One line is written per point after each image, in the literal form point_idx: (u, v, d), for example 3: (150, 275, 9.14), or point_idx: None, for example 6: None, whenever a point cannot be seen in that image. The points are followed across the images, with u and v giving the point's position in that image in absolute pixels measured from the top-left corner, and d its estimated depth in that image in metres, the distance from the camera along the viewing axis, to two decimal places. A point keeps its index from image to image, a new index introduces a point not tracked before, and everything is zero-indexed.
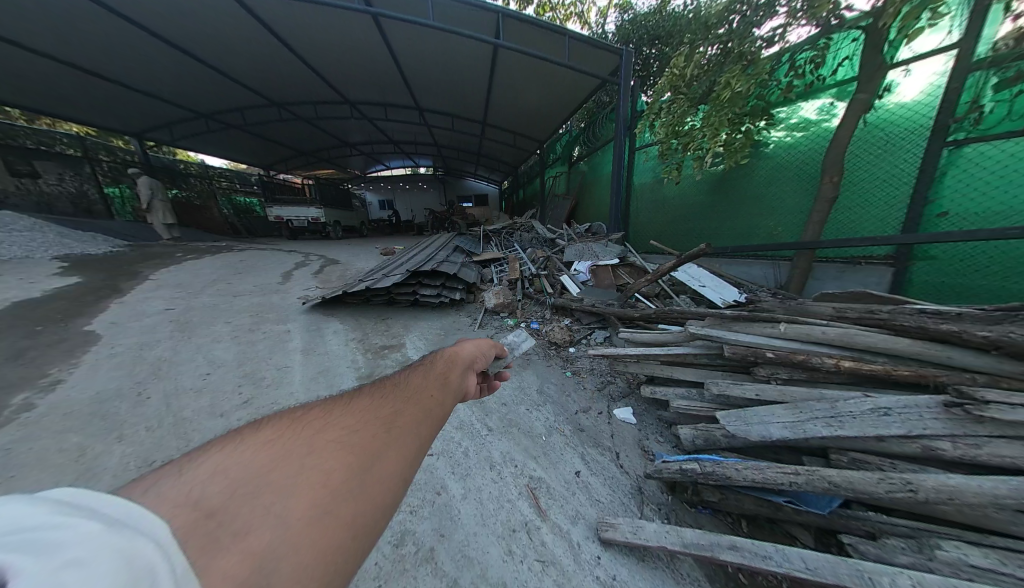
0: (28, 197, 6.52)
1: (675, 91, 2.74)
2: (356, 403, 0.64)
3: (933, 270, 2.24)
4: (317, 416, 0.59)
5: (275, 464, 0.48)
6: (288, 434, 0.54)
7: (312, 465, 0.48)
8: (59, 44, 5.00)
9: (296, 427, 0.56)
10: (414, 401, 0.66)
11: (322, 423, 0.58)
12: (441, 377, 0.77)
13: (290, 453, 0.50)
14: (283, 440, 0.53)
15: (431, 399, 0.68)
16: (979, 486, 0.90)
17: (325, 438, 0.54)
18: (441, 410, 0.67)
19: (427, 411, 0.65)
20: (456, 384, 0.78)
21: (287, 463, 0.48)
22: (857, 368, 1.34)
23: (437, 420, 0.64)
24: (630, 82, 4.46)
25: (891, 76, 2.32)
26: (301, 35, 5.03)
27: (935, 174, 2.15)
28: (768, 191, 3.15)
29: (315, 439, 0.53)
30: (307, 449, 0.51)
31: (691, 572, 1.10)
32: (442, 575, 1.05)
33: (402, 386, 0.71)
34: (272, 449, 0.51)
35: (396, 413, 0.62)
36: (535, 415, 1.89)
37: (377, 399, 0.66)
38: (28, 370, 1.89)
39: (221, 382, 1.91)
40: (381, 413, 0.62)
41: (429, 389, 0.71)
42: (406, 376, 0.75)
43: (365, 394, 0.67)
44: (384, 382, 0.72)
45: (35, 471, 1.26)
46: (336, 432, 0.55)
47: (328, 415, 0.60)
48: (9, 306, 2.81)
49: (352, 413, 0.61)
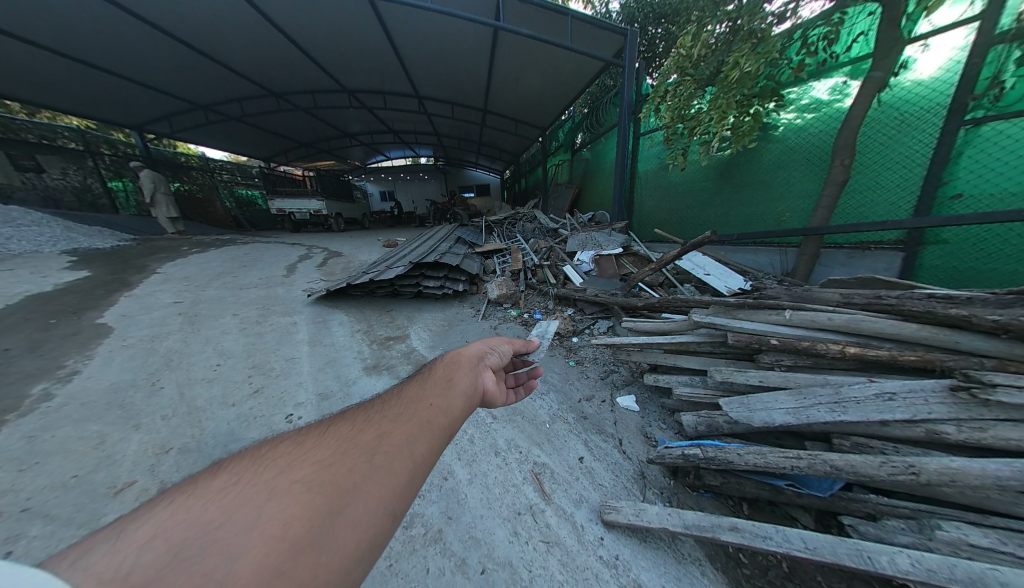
0: (34, 192, 6.59)
1: (682, 72, 2.65)
2: (335, 434, 0.61)
3: (944, 255, 2.20)
4: (288, 453, 0.56)
5: (234, 510, 0.43)
6: (252, 477, 0.51)
7: (278, 507, 0.43)
8: (53, 35, 4.92)
9: (265, 469, 0.52)
10: (402, 420, 0.64)
11: (294, 460, 0.54)
12: (432, 388, 0.75)
13: (254, 497, 0.45)
14: (247, 484, 0.48)
15: (421, 415, 0.66)
16: (982, 468, 0.90)
17: (295, 476, 0.50)
18: (433, 425, 0.65)
19: (417, 427, 0.62)
20: (456, 390, 0.76)
21: (249, 507, 0.43)
22: (862, 353, 1.33)
23: (431, 435, 0.62)
24: (636, 64, 4.33)
25: (909, 52, 2.23)
26: (298, 21, 4.91)
27: (950, 155, 2.08)
28: (775, 176, 3.08)
29: (282, 479, 0.49)
30: (273, 491, 0.46)
31: (691, 552, 1.12)
32: (450, 555, 1.09)
33: (387, 408, 0.69)
34: (231, 495, 0.46)
35: (383, 438, 0.59)
36: (539, 403, 1.92)
37: (361, 427, 0.63)
38: (46, 361, 1.95)
39: (232, 372, 1.96)
40: (362, 440, 0.59)
41: (419, 404, 0.69)
42: (391, 397, 0.73)
43: (345, 424, 0.65)
44: (368, 406, 0.70)
45: (57, 456, 1.31)
46: (311, 467, 0.52)
47: (301, 450, 0.57)
48: (22, 299, 2.87)
49: (331, 445, 0.58)
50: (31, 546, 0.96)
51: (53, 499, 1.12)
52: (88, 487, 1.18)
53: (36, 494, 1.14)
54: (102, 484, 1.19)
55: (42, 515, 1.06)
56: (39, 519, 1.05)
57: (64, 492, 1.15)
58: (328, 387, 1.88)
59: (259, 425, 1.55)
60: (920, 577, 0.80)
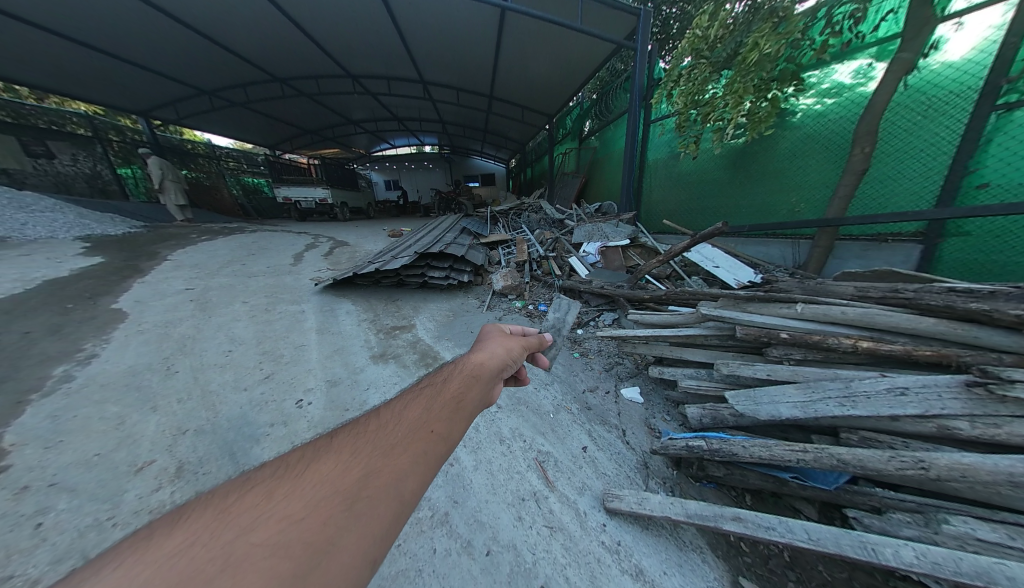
0: (46, 177, 6.68)
1: (697, 55, 2.54)
2: (316, 470, 0.51)
3: (964, 247, 2.13)
4: (257, 506, 0.45)
5: (182, 579, 0.32)
6: (208, 537, 0.39)
7: (236, 575, 0.33)
8: (56, 17, 4.87)
9: (228, 524, 0.42)
10: (396, 452, 0.55)
11: (264, 512, 0.44)
12: (434, 411, 0.66)
13: (206, 565, 0.34)
14: (202, 548, 0.37)
15: (418, 445, 0.57)
16: (995, 465, 0.88)
17: (261, 537, 0.39)
18: (430, 458, 0.56)
19: (411, 462, 0.54)
20: (461, 413, 0.67)
21: (199, 577, 0.32)
22: (874, 348, 1.30)
23: (425, 468, 0.54)
24: (648, 46, 4.17)
25: (940, 31, 2.11)
26: (302, 4, 4.82)
27: (978, 142, 2.00)
28: (791, 166, 2.99)
29: (243, 539, 0.39)
30: (230, 558, 0.36)
31: (693, 540, 1.14)
32: (455, 536, 1.11)
33: (379, 436, 0.60)
34: (182, 560, 0.35)
35: (373, 472, 0.51)
36: (543, 393, 1.93)
37: (349, 455, 0.55)
38: (66, 344, 2.01)
39: (244, 358, 2.01)
40: (346, 481, 0.49)
41: (415, 433, 0.60)
42: (386, 422, 0.64)
43: (328, 458, 0.55)
44: (356, 435, 0.60)
45: (81, 434, 1.36)
46: (281, 522, 0.41)
47: (273, 501, 0.46)
48: (41, 283, 2.95)
49: (307, 488, 0.48)
50: (59, 518, 1.01)
51: (78, 476, 1.17)
52: (110, 465, 1.22)
53: (62, 471, 1.18)
54: (123, 463, 1.24)
55: (69, 489, 1.11)
56: (65, 494, 1.09)
57: (88, 469, 1.20)
58: (336, 374, 1.91)
59: (271, 410, 1.59)
60: (923, 569, 0.80)
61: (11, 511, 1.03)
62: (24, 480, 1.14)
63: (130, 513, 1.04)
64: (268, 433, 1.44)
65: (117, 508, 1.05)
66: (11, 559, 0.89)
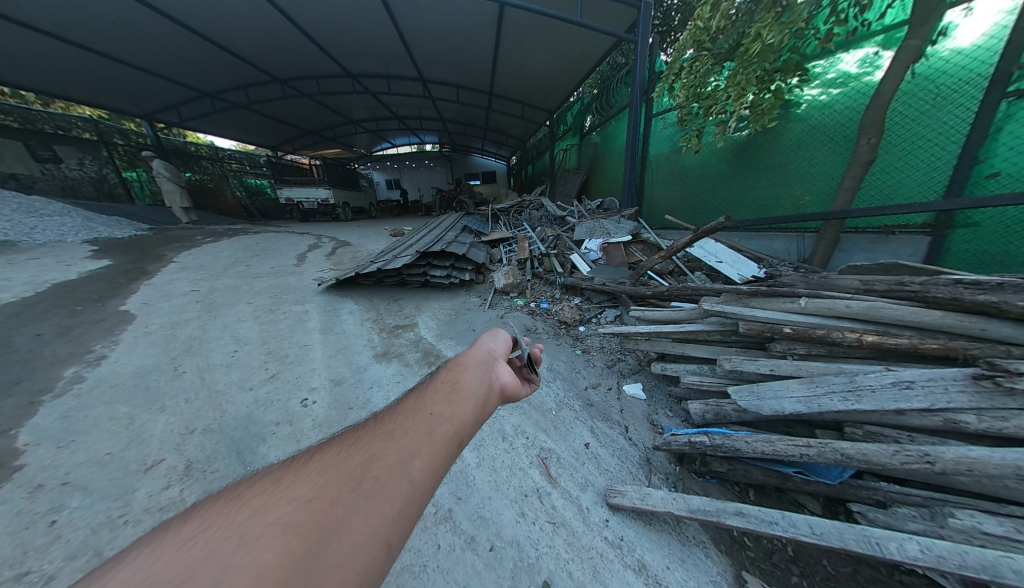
0: (53, 181, 6.76)
1: (698, 47, 2.50)
2: (322, 458, 0.53)
3: (975, 238, 2.09)
4: (267, 490, 0.47)
5: (195, 562, 0.33)
6: (222, 521, 0.41)
7: (248, 555, 0.34)
8: (62, 23, 4.94)
9: (242, 509, 0.43)
10: (399, 436, 0.56)
11: (274, 496, 0.45)
12: (433, 397, 0.68)
13: (219, 546, 0.36)
14: (217, 531, 0.39)
15: (420, 428, 0.58)
16: (1001, 458, 0.86)
17: (272, 518, 0.41)
18: (433, 438, 0.57)
19: (415, 442, 0.55)
20: (460, 396, 0.69)
21: (212, 558, 0.34)
22: (880, 342, 1.28)
23: (431, 449, 0.55)
24: (649, 39, 4.10)
25: (949, 17, 2.06)
26: (301, 7, 4.87)
27: (987, 130, 1.95)
28: (795, 158, 2.95)
29: (256, 523, 0.40)
30: (244, 537, 0.37)
31: (696, 535, 1.14)
32: (460, 532, 1.13)
33: (384, 425, 0.61)
34: (197, 543, 0.36)
35: (378, 456, 0.52)
36: (546, 390, 1.94)
37: (352, 447, 0.55)
38: (75, 346, 2.05)
39: (249, 358, 2.03)
40: (350, 467, 0.50)
41: (416, 417, 0.62)
42: (386, 415, 0.64)
43: (331, 448, 0.56)
44: (357, 428, 0.61)
45: (92, 434, 1.40)
46: (290, 504, 0.43)
47: (283, 486, 0.47)
48: (51, 286, 3.00)
49: (315, 475, 0.49)
50: (73, 516, 1.04)
51: (90, 475, 1.20)
52: (121, 463, 1.26)
53: (74, 470, 1.21)
54: (133, 461, 1.27)
55: (81, 488, 1.14)
56: (78, 492, 1.12)
57: (100, 468, 1.23)
58: (339, 374, 1.93)
59: (276, 409, 1.61)
60: (929, 563, 0.79)
61: (26, 509, 1.06)
62: (37, 479, 1.17)
63: (140, 511, 1.07)
64: (274, 432, 1.46)
65: (128, 506, 1.08)
66: (27, 556, 0.92)
